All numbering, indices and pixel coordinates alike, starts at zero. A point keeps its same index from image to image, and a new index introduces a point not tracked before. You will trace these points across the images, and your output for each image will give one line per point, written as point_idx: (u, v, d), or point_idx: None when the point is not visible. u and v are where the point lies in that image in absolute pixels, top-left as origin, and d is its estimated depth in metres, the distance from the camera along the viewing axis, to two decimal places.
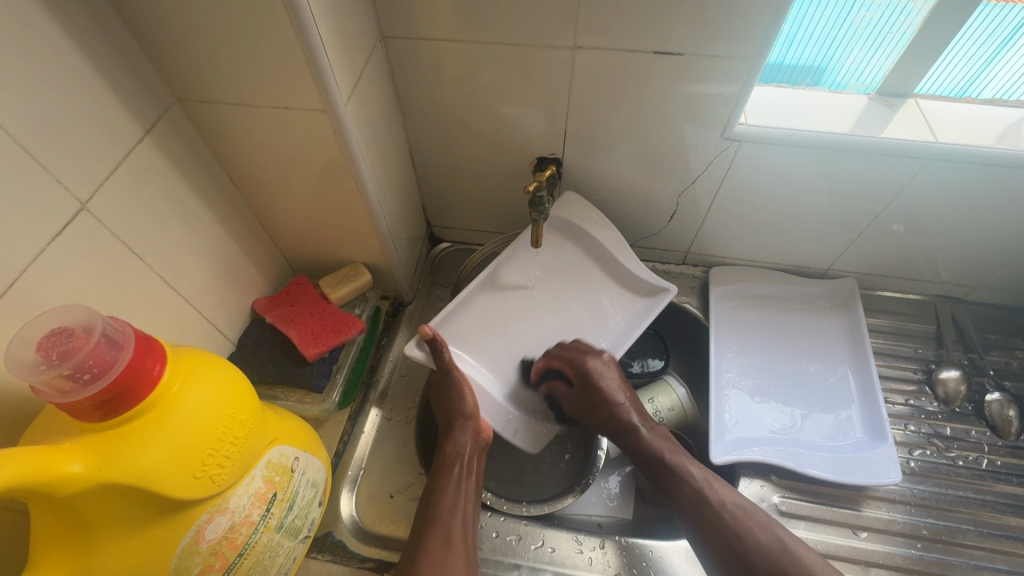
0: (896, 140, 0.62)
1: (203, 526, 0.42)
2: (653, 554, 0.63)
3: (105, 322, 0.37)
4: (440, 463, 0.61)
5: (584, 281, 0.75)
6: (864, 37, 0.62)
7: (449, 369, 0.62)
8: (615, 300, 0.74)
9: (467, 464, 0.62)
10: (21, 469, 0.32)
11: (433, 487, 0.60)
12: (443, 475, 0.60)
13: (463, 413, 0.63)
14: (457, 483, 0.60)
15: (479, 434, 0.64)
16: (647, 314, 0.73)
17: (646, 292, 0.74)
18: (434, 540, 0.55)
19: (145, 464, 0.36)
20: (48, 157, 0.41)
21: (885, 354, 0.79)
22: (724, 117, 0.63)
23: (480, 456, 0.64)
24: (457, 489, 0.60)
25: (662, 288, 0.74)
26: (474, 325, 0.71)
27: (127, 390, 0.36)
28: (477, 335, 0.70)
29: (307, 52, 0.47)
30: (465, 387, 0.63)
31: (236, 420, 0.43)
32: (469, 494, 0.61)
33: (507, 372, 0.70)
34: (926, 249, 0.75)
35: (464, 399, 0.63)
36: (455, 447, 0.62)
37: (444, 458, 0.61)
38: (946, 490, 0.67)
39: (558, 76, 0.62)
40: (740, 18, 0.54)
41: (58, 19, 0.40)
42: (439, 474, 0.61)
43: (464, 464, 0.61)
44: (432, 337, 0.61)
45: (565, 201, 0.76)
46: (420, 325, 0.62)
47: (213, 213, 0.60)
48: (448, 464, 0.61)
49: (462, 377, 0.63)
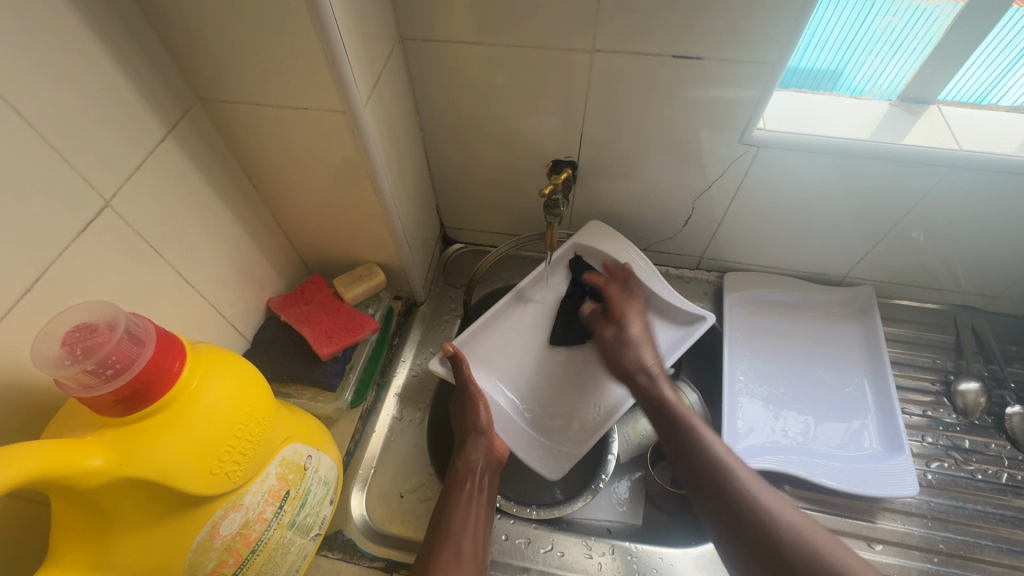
0: (918, 147, 0.61)
1: (218, 522, 0.43)
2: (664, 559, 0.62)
3: (127, 319, 0.37)
4: (453, 479, 0.62)
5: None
6: (885, 41, 0.61)
7: (467, 385, 0.66)
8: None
9: (479, 480, 0.62)
10: (45, 462, 0.32)
11: (445, 504, 0.60)
12: (455, 490, 0.61)
13: (477, 428, 0.64)
14: (469, 497, 0.60)
15: (491, 452, 0.64)
16: (679, 344, 0.71)
17: (683, 321, 0.73)
18: (445, 553, 0.55)
19: (164, 459, 0.37)
20: (75, 155, 0.42)
21: (902, 364, 0.78)
22: (742, 121, 0.62)
23: (491, 475, 0.64)
24: (469, 504, 0.60)
25: (698, 316, 0.71)
26: (495, 341, 0.73)
27: (149, 385, 0.36)
28: (496, 351, 0.73)
29: (328, 52, 0.47)
30: (480, 402, 0.66)
31: (252, 418, 0.43)
32: (481, 510, 0.60)
33: (528, 395, 0.71)
34: (946, 258, 0.74)
35: (477, 415, 0.65)
36: (467, 462, 0.63)
37: (457, 474, 0.62)
38: (965, 503, 0.66)
39: (575, 79, 0.62)
40: (761, 21, 0.53)
41: (85, 19, 0.41)
42: (451, 489, 0.61)
43: (476, 479, 0.62)
44: (453, 353, 0.66)
45: (591, 231, 0.77)
46: (443, 342, 0.67)
47: (232, 212, 0.61)
48: (460, 479, 0.61)
49: (480, 394, 0.66)
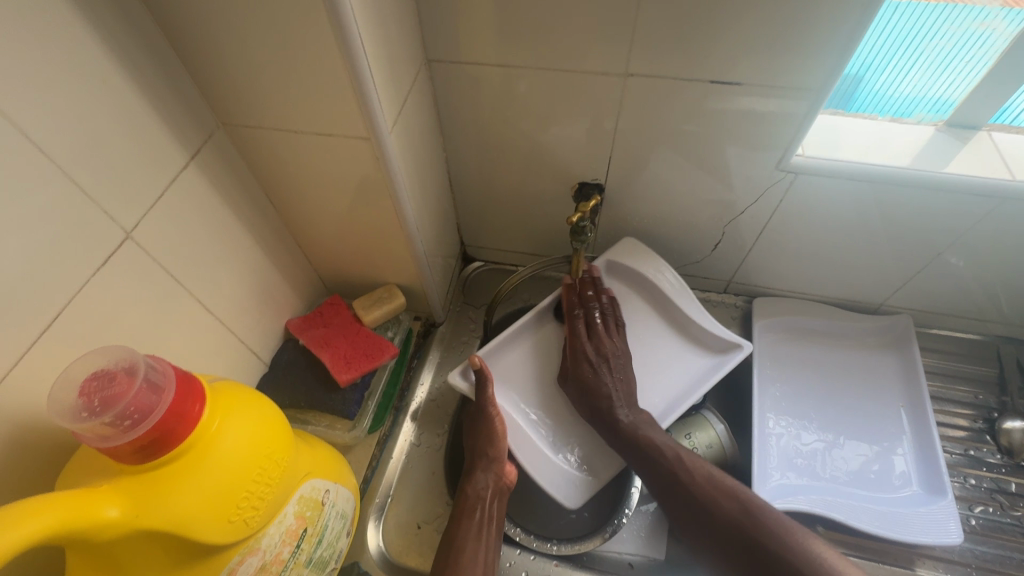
0: (971, 177, 0.58)
1: (234, 567, 0.41)
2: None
3: (146, 364, 0.36)
4: (462, 506, 0.60)
5: (636, 323, 0.73)
6: (935, 64, 0.58)
7: (485, 405, 0.63)
8: (671, 350, 0.71)
9: (488, 509, 0.60)
10: (57, 516, 0.31)
11: (454, 531, 0.58)
12: (465, 519, 0.59)
13: (488, 455, 0.62)
14: (478, 527, 0.58)
15: (501, 480, 0.62)
16: (714, 372, 0.68)
17: (717, 351, 0.70)
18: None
19: (182, 508, 0.36)
20: (96, 188, 0.41)
21: (941, 398, 0.74)
22: (784, 143, 0.59)
23: (500, 502, 0.62)
24: (479, 535, 0.58)
25: (734, 345, 0.69)
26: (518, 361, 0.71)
27: (167, 433, 0.35)
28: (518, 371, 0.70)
29: (354, 79, 0.46)
30: (497, 425, 0.62)
31: (272, 459, 0.42)
32: (491, 541, 0.58)
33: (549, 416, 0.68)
34: (990, 289, 0.70)
35: (493, 439, 0.62)
36: (477, 489, 0.61)
37: (467, 501, 0.60)
38: (1011, 552, 0.63)
39: (605, 102, 0.60)
40: (804, 45, 0.51)
41: (110, 48, 0.40)
42: (460, 518, 0.59)
43: (485, 508, 0.60)
44: (479, 367, 0.64)
45: (626, 249, 0.74)
46: (469, 354, 0.65)
47: (253, 236, 0.60)
48: (469, 507, 0.60)
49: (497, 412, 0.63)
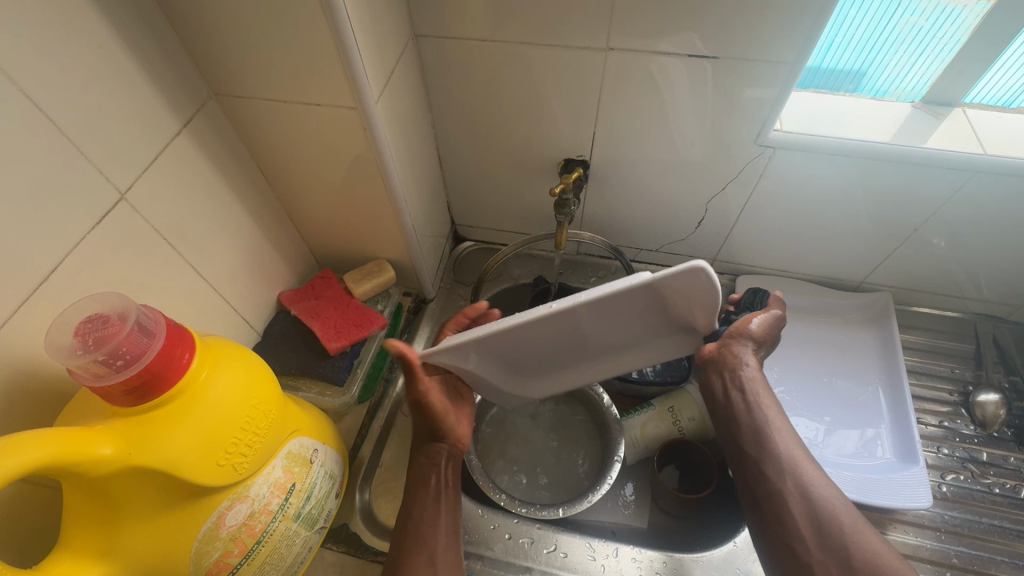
0: (941, 150, 0.59)
1: (224, 512, 0.43)
2: (680, 561, 0.62)
3: (138, 310, 0.38)
4: (414, 475, 0.59)
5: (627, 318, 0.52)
6: (910, 41, 0.59)
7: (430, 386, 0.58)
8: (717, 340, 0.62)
9: (443, 475, 0.59)
10: (56, 449, 0.33)
11: (415, 501, 0.57)
12: (419, 489, 0.58)
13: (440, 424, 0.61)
14: (434, 493, 0.58)
15: (455, 446, 0.62)
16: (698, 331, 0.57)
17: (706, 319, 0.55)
18: (415, 561, 0.52)
19: (171, 449, 0.38)
20: (92, 149, 0.43)
21: (919, 372, 0.76)
22: (759, 122, 0.61)
23: (455, 467, 0.61)
24: (436, 500, 0.57)
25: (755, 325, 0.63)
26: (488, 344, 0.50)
27: (157, 376, 0.37)
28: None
29: (341, 49, 0.47)
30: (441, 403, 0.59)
31: (259, 410, 0.44)
32: (450, 503, 0.58)
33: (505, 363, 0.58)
34: (967, 266, 0.72)
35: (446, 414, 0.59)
36: (429, 457, 0.60)
37: (418, 470, 0.60)
38: (981, 518, 0.65)
39: (588, 77, 0.61)
40: (779, 18, 0.52)
41: (105, 16, 0.42)
42: (415, 488, 0.58)
43: (440, 474, 0.59)
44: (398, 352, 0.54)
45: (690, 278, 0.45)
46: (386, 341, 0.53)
47: (245, 206, 0.61)
48: (422, 475, 0.59)
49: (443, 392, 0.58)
